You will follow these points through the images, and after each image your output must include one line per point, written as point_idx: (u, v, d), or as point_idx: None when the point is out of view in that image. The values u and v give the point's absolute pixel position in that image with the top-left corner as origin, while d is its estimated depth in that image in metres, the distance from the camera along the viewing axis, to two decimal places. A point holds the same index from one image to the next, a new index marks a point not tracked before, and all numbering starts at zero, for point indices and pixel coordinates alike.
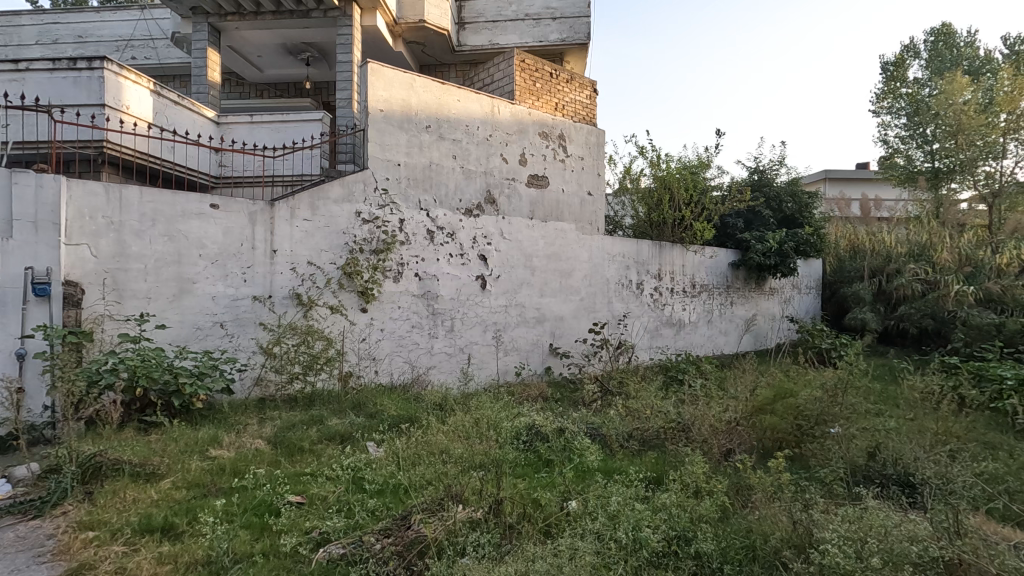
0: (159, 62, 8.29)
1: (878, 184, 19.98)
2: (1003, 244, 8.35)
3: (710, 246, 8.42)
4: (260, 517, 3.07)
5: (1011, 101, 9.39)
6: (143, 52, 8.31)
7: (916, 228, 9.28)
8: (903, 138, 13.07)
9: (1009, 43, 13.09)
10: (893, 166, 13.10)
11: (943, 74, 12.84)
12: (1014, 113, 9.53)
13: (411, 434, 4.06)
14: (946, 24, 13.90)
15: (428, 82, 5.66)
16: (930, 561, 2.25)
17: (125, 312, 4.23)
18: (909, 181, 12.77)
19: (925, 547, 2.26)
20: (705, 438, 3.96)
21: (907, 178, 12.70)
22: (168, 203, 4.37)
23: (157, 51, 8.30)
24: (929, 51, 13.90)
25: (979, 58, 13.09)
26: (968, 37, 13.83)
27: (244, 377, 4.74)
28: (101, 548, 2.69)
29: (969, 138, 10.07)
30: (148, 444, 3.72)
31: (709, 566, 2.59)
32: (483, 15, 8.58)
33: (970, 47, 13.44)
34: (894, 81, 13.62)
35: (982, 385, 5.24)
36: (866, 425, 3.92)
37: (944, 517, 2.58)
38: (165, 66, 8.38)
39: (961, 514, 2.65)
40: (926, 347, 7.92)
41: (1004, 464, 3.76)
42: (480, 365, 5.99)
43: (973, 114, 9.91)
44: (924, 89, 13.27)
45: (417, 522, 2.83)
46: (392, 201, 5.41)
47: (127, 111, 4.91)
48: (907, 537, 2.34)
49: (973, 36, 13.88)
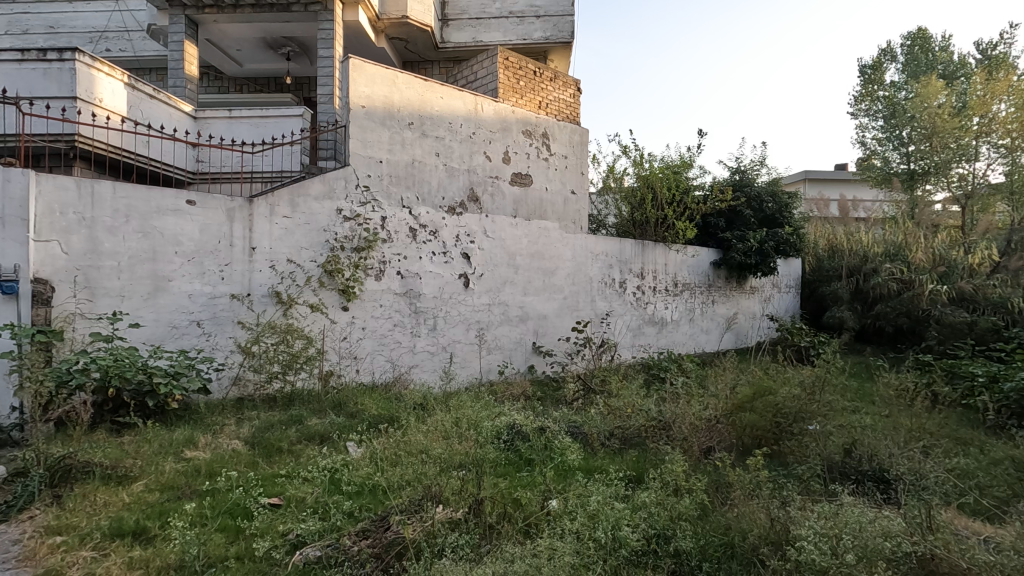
0: (134, 55, 8.21)
1: (855, 185, 20.41)
2: (975, 245, 8.55)
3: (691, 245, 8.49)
4: (234, 520, 3.01)
5: (983, 105, 9.74)
6: (117, 44, 8.20)
7: (891, 228, 9.44)
8: (880, 139, 13.35)
9: (982, 48, 13.45)
10: (870, 167, 13.45)
11: (918, 78, 13.17)
12: (985, 116, 9.83)
13: (390, 434, 4.02)
14: (922, 29, 14.27)
15: (410, 80, 5.63)
16: (903, 557, 2.30)
17: (97, 311, 4.12)
18: (885, 183, 13.06)
19: (898, 542, 2.32)
20: (685, 437, 3.99)
21: (884, 179, 12.99)
22: (143, 199, 4.28)
23: (132, 43, 8.20)
24: (905, 54, 14.21)
25: (955, 62, 13.54)
26: (942, 40, 14.16)
27: (221, 377, 4.66)
28: (69, 554, 2.62)
29: (943, 140, 10.41)
30: (121, 446, 3.63)
31: (688, 564, 2.60)
32: (467, 12, 8.57)
33: (944, 51, 13.78)
34: (871, 84, 14.03)
35: (956, 381, 5.38)
36: (842, 422, 4.02)
37: (916, 512, 2.64)
38: (140, 58, 8.27)
39: (933, 509, 2.70)
40: (900, 345, 8.11)
41: (974, 460, 3.86)
42: (463, 364, 5.96)
43: (947, 117, 10.26)
44: (900, 92, 13.60)
45: (395, 523, 2.80)
46: (373, 198, 5.36)
47: (100, 104, 4.78)
48: (880, 532, 2.38)
49: (948, 41, 14.26)
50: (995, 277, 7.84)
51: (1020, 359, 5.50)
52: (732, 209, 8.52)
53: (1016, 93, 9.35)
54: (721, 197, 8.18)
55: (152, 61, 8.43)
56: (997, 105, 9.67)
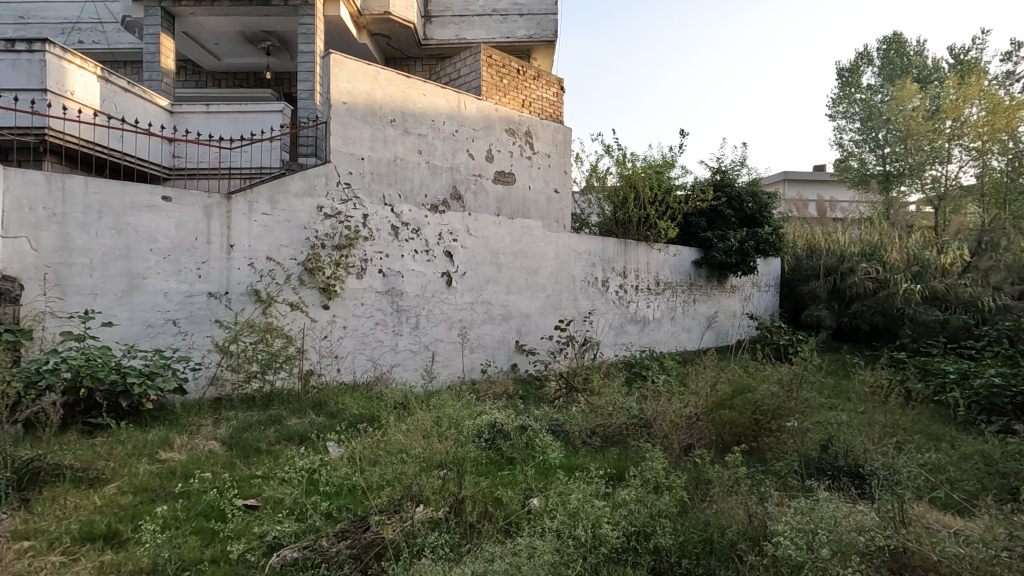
0: (108, 47, 8.01)
1: (833, 185, 20.81)
2: (947, 245, 8.76)
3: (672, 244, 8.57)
4: (208, 522, 2.96)
5: (956, 109, 10.10)
6: (91, 36, 8.00)
7: (867, 228, 9.62)
8: (857, 142, 13.66)
9: (955, 54, 13.83)
10: (847, 169, 13.72)
11: (894, 82, 13.53)
12: (958, 120, 10.19)
13: (371, 433, 3.99)
14: (898, 33, 14.63)
15: (393, 76, 5.59)
16: (877, 551, 2.36)
17: (68, 309, 4.02)
18: (861, 184, 13.34)
19: (872, 537, 2.37)
20: (665, 434, 4.03)
21: (861, 180, 13.28)
22: (116, 195, 4.18)
23: (106, 36, 8.00)
24: (881, 57, 14.56)
25: (929, 67, 13.86)
26: (917, 46, 14.53)
27: (198, 377, 4.58)
28: (35, 559, 2.53)
29: (917, 144, 10.68)
30: (93, 448, 3.54)
31: (668, 561, 2.61)
32: (451, 9, 8.57)
33: (919, 55, 14.14)
34: (849, 87, 14.38)
35: (928, 378, 5.52)
36: (820, 418, 4.09)
37: (890, 507, 2.69)
38: (114, 51, 8.10)
39: (905, 504, 2.76)
40: (876, 343, 8.29)
41: (946, 455, 3.96)
42: (445, 362, 5.93)
43: (921, 121, 10.57)
44: (876, 95, 13.93)
45: (375, 524, 2.78)
46: (355, 195, 5.31)
47: (72, 97, 4.66)
48: (855, 527, 2.43)
49: (923, 46, 14.63)
50: (966, 276, 8.03)
51: (990, 356, 5.67)
52: (713, 209, 8.60)
53: (987, 98, 9.85)
54: (703, 198, 8.27)
55: (127, 54, 8.26)
56: (968, 109, 10.06)
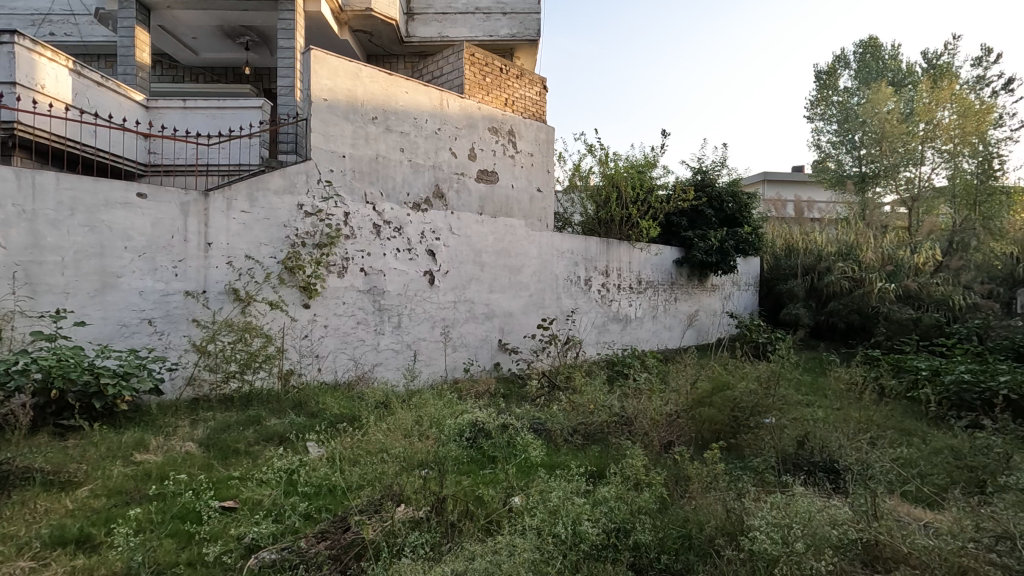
0: (81, 40, 7.82)
1: (811, 186, 21.16)
2: (920, 245, 8.99)
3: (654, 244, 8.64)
4: (185, 525, 2.91)
5: (929, 112, 10.48)
6: (62, 28, 7.79)
7: (844, 228, 9.84)
8: (834, 143, 13.92)
9: (928, 58, 14.17)
10: (825, 170, 13.97)
11: (870, 86, 13.82)
12: (931, 123, 10.57)
13: (350, 433, 3.95)
14: (874, 38, 14.93)
15: (374, 73, 5.54)
16: (850, 544, 2.40)
17: (39, 309, 3.92)
18: (838, 185, 13.61)
19: (845, 530, 2.42)
20: (645, 432, 4.08)
21: (837, 181, 13.55)
22: (89, 192, 4.07)
23: (78, 28, 7.80)
24: (858, 61, 14.85)
25: (904, 71, 14.19)
26: (892, 50, 14.84)
27: (174, 377, 4.50)
28: (4, 565, 2.45)
29: (891, 146, 11.05)
30: (64, 450, 3.45)
31: (646, 557, 2.63)
32: (433, 6, 8.49)
33: (894, 60, 14.45)
34: (826, 89, 14.67)
35: (901, 375, 5.64)
36: (796, 415, 4.15)
37: (862, 500, 2.76)
38: (87, 44, 7.90)
39: (878, 498, 2.83)
40: (852, 341, 8.47)
41: (917, 450, 4.06)
42: (427, 361, 5.91)
43: (895, 123, 10.93)
44: (852, 98, 14.24)
45: (355, 524, 2.76)
46: (336, 193, 5.25)
47: (42, 91, 4.53)
48: (829, 520, 2.48)
49: (897, 50, 14.96)
50: (938, 275, 8.23)
51: (959, 353, 5.84)
52: (694, 209, 8.69)
53: (958, 101, 10.21)
54: (684, 198, 8.35)
55: (100, 47, 8.05)
56: (941, 112, 10.44)
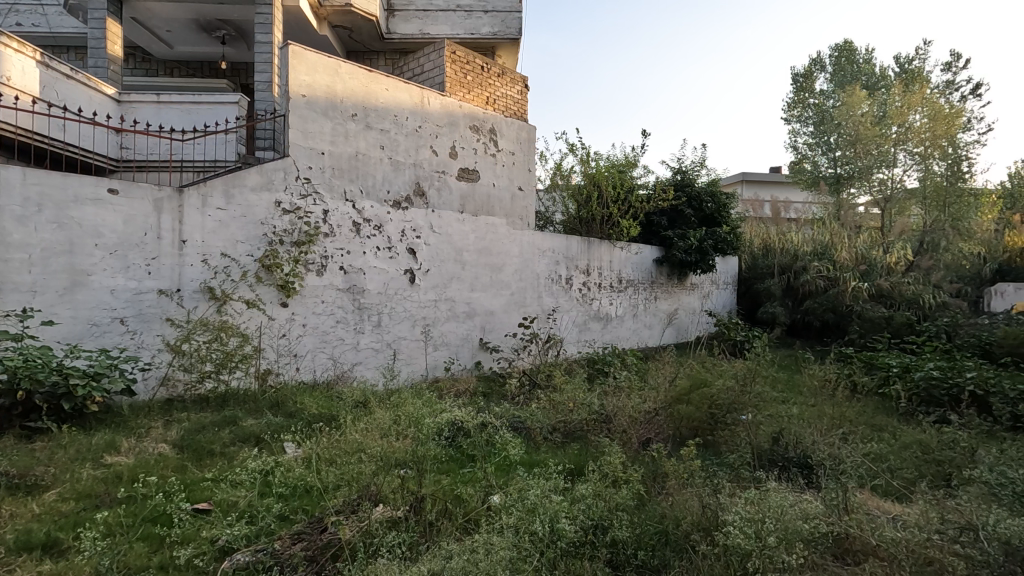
0: (49, 31, 7.59)
1: (786, 187, 21.49)
2: (892, 245, 9.27)
3: (634, 243, 8.70)
4: (157, 528, 2.84)
5: (901, 115, 10.67)
6: (30, 18, 7.58)
7: (819, 228, 10.03)
8: (810, 145, 14.19)
9: (900, 62, 14.50)
10: (801, 171, 14.25)
11: (844, 89, 14.11)
12: (903, 125, 10.77)
13: (329, 433, 3.90)
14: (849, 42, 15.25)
15: (353, 69, 5.48)
16: (821, 537, 2.44)
17: (3, 308, 3.79)
18: (814, 185, 13.87)
19: (816, 525, 2.46)
20: (625, 429, 4.11)
21: (812, 181, 13.83)
22: (58, 187, 3.96)
23: (46, 19, 7.58)
24: (833, 64, 15.15)
25: (877, 75, 14.50)
26: (866, 54, 15.17)
27: (147, 377, 4.40)
28: None
29: (865, 147, 11.20)
30: (32, 454, 3.35)
31: (624, 553, 2.61)
32: (414, 3, 8.41)
33: (868, 63, 14.77)
34: (803, 91, 15.00)
35: (874, 372, 5.76)
36: (772, 412, 4.21)
37: (834, 495, 2.82)
38: (56, 35, 7.68)
39: (849, 492, 2.88)
40: (827, 338, 8.64)
41: (888, 444, 4.14)
42: (407, 360, 5.87)
43: (868, 125, 11.11)
44: (828, 100, 14.54)
45: (331, 525, 2.73)
46: (314, 190, 5.19)
47: (9, 83, 4.39)
48: (800, 515, 2.51)
49: (871, 54, 15.28)
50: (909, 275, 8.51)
51: (930, 350, 6.01)
52: (674, 209, 8.78)
53: (929, 105, 10.48)
54: (664, 197, 8.44)
55: (70, 38, 7.84)
56: (912, 116, 10.67)
